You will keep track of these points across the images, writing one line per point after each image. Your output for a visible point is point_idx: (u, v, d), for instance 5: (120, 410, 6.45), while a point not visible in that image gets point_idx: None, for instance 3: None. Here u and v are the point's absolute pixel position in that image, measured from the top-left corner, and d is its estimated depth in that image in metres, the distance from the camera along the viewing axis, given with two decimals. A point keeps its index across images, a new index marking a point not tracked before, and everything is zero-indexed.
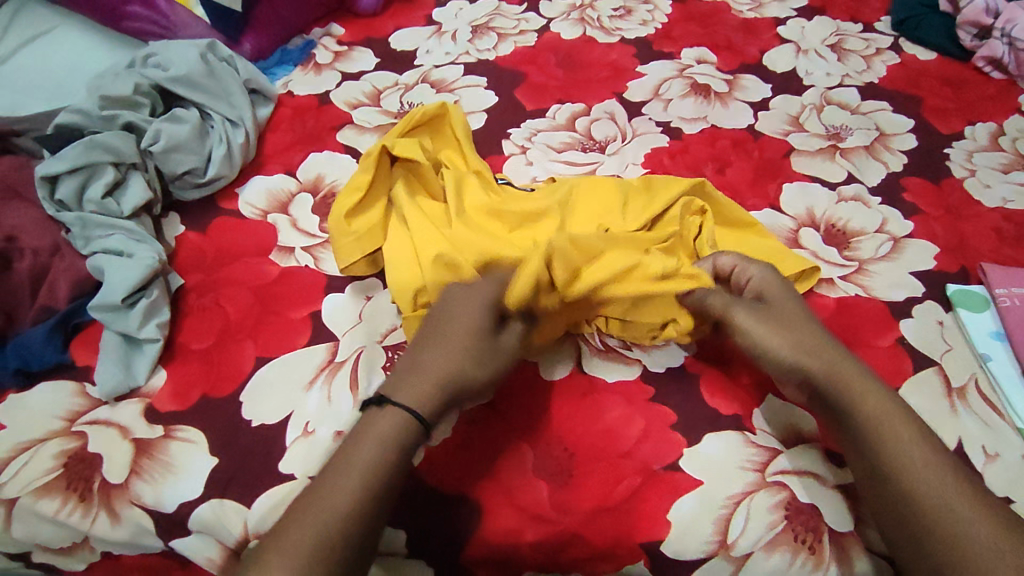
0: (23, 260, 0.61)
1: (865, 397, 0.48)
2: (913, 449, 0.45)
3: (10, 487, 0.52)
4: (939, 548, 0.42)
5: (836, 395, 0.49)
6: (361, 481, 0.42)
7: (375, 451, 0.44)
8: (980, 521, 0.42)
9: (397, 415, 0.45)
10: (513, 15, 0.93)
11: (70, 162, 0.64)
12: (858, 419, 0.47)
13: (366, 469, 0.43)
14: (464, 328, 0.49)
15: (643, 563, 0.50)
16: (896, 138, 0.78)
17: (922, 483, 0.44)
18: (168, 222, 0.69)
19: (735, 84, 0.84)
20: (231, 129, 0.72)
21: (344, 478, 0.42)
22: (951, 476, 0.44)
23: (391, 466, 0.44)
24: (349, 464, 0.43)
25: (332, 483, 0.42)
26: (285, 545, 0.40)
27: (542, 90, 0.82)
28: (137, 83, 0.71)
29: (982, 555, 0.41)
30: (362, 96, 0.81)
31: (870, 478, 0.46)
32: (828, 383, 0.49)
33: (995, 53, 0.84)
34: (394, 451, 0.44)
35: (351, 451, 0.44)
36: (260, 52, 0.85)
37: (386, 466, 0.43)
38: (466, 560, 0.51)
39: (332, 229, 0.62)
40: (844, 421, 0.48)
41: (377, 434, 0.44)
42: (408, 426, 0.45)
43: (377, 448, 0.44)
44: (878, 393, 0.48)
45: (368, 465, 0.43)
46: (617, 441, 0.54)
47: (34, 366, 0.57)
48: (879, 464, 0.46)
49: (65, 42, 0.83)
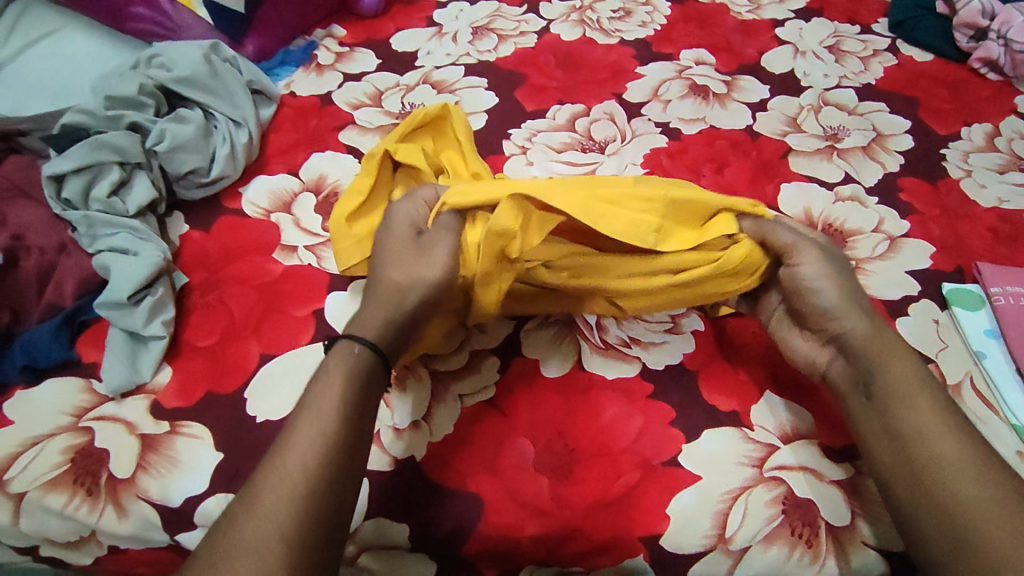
0: (30, 258, 0.62)
1: (893, 365, 0.51)
2: (935, 417, 0.48)
3: (18, 482, 0.52)
4: (948, 501, 0.44)
5: (866, 358, 0.52)
6: (329, 418, 0.44)
7: (334, 385, 0.46)
8: (997, 488, 0.44)
9: (346, 350, 0.48)
10: (513, 16, 0.94)
11: (76, 161, 0.64)
12: (882, 384, 0.50)
13: (332, 405, 0.45)
14: (402, 258, 0.52)
15: (643, 557, 0.51)
16: (893, 138, 0.79)
17: (944, 450, 0.46)
18: (172, 221, 0.69)
19: (733, 85, 0.84)
20: (234, 129, 0.73)
21: (310, 416, 0.44)
22: (972, 447, 0.46)
23: (352, 394, 0.46)
24: (314, 403, 0.45)
25: (300, 425, 0.44)
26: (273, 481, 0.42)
27: (542, 91, 0.83)
28: (142, 84, 0.72)
29: (1001, 516, 0.42)
30: (364, 97, 0.82)
31: (892, 443, 0.48)
32: (862, 348, 0.52)
33: (991, 55, 0.84)
34: (350, 380, 0.47)
35: (316, 393, 0.46)
36: (263, 53, 0.86)
37: (350, 399, 0.46)
38: (468, 553, 0.52)
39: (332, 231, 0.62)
40: (870, 382, 0.51)
41: (337, 371, 0.47)
42: (358, 354, 0.48)
43: (334, 386, 0.46)
44: (904, 361, 0.51)
45: (331, 398, 0.45)
46: (617, 437, 0.55)
47: (42, 363, 0.57)
48: (901, 430, 0.48)
49: (70, 43, 0.84)
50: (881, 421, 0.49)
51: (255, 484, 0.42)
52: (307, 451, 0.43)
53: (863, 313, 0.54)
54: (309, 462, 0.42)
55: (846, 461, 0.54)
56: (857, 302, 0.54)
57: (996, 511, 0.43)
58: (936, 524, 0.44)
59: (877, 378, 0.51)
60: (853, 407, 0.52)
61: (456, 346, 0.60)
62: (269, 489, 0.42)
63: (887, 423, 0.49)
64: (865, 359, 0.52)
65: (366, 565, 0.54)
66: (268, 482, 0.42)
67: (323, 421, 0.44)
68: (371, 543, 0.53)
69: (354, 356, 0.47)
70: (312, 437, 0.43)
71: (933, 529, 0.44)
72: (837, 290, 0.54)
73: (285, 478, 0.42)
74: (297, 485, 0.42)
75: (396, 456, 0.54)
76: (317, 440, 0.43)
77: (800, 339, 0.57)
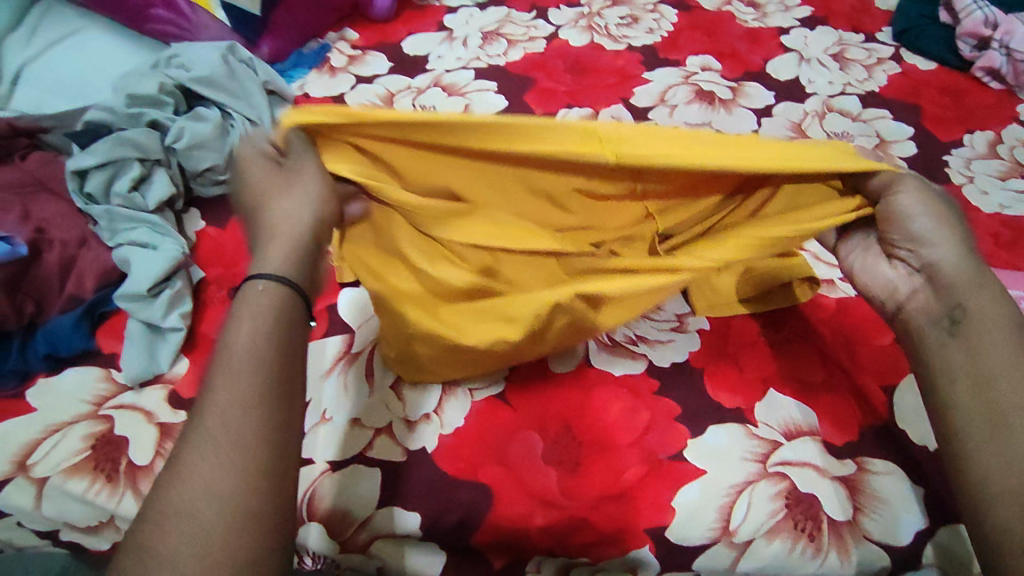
0: (53, 250, 0.63)
1: (990, 313, 0.46)
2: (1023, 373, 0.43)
3: (41, 466, 0.54)
4: None
5: (954, 291, 0.47)
6: (259, 361, 0.38)
7: (259, 327, 0.39)
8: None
9: (271, 292, 0.41)
10: (523, 22, 0.95)
11: (99, 156, 0.66)
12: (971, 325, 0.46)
13: (256, 342, 0.38)
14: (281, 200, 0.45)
15: (648, 549, 0.52)
16: (896, 145, 0.80)
17: None
18: (188, 217, 0.71)
19: (739, 92, 0.86)
20: (251, 128, 0.75)
21: (230, 365, 0.37)
22: None
23: (285, 341, 0.39)
24: (235, 349, 0.38)
25: (220, 378, 0.37)
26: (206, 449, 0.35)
27: (550, 95, 0.85)
28: (161, 83, 0.74)
29: None
30: (376, 99, 0.84)
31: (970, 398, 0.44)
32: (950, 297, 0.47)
33: (993, 64, 0.86)
34: (280, 324, 0.40)
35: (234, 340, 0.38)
36: (277, 54, 0.88)
37: (279, 335, 0.39)
38: (477, 543, 0.53)
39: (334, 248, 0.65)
40: (956, 319, 0.46)
41: (260, 310, 0.40)
42: (286, 299, 0.41)
43: (255, 325, 0.39)
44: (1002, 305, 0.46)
45: (258, 342, 0.38)
46: (623, 432, 0.56)
47: (63, 352, 0.59)
48: (988, 373, 0.44)
49: (89, 43, 0.86)
50: (970, 361, 0.45)
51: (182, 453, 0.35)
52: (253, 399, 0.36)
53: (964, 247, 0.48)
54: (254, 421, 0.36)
55: (850, 456, 0.55)
56: (961, 244, 0.48)
57: None
58: (1010, 471, 0.40)
59: (968, 314, 0.46)
60: (933, 344, 0.47)
61: None
62: (200, 450, 0.35)
63: (968, 371, 0.44)
64: (956, 292, 0.47)
65: (378, 554, 0.54)
66: (200, 440, 0.35)
67: (257, 364, 0.37)
68: (382, 530, 0.53)
69: (278, 291, 0.41)
70: (242, 390, 0.37)
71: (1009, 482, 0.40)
72: (949, 237, 0.48)
73: (225, 430, 0.35)
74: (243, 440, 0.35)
75: (408, 447, 0.55)
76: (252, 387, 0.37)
77: (889, 267, 0.52)
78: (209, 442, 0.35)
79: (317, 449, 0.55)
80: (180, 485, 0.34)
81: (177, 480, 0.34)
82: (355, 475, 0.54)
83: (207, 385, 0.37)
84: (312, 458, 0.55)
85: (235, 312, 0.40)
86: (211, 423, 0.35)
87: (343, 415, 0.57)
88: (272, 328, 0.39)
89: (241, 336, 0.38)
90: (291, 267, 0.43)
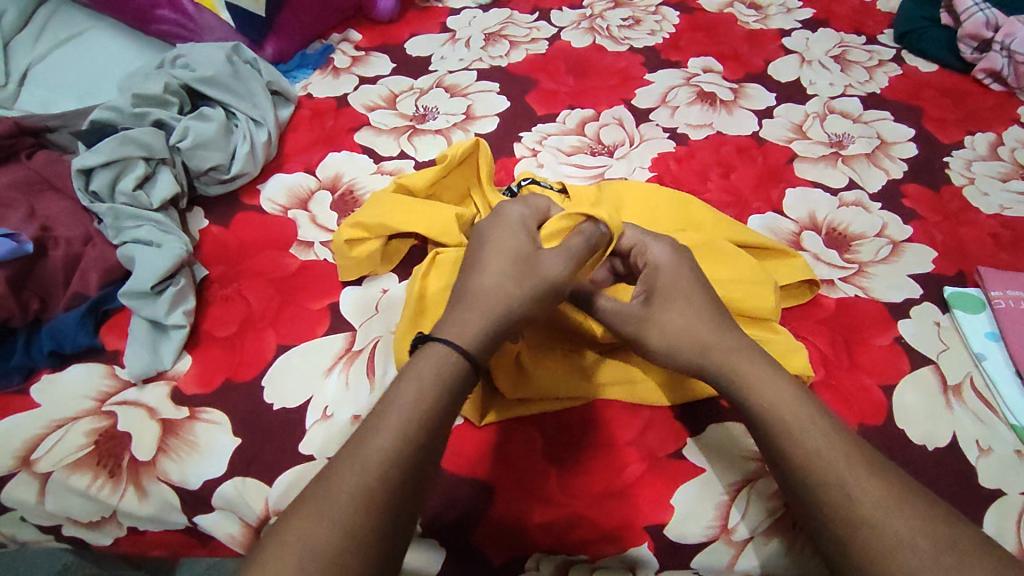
0: (58, 248, 0.64)
1: (765, 386, 0.47)
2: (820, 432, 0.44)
3: (45, 461, 0.54)
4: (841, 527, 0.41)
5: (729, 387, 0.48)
6: (403, 426, 0.40)
7: (424, 387, 0.42)
8: (883, 491, 0.41)
9: (440, 354, 0.44)
10: (525, 24, 0.96)
11: (105, 155, 0.67)
12: (751, 405, 0.47)
13: (406, 410, 0.41)
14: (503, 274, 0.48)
15: (647, 546, 0.52)
16: (896, 146, 0.80)
17: (827, 467, 0.43)
18: (192, 216, 0.72)
19: (740, 93, 0.86)
20: (254, 128, 0.76)
21: (391, 417, 0.40)
22: (854, 450, 0.43)
23: (439, 407, 0.42)
24: (388, 407, 0.41)
25: (367, 433, 0.40)
26: (335, 485, 0.38)
27: (551, 96, 0.85)
28: (166, 83, 0.74)
29: (915, 526, 0.40)
30: (379, 100, 0.84)
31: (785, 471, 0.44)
32: (721, 371, 0.49)
33: (995, 66, 0.86)
34: (443, 390, 0.42)
35: (395, 398, 0.42)
36: (281, 56, 0.88)
37: (435, 398, 0.42)
38: (478, 540, 0.53)
39: (336, 248, 0.63)
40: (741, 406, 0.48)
41: (429, 370, 0.43)
42: (454, 365, 0.43)
43: (419, 392, 0.42)
44: (773, 378, 0.47)
45: (418, 401, 0.41)
46: (622, 430, 0.56)
47: (68, 348, 0.59)
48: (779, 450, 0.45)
49: (96, 43, 0.86)
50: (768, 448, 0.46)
51: (320, 481, 0.39)
52: (392, 452, 0.39)
53: (723, 330, 0.50)
54: (386, 473, 0.39)
55: None
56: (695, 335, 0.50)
57: (891, 520, 0.40)
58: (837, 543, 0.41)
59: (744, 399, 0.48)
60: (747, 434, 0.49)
61: None
62: (332, 495, 0.38)
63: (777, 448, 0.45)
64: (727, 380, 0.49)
65: None
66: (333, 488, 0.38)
67: (402, 422, 0.40)
68: None
69: (444, 361, 0.43)
70: (379, 451, 0.39)
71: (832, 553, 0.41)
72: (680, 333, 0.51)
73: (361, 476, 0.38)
74: (371, 486, 0.38)
75: None
76: (401, 442, 0.40)
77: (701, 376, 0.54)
78: (343, 478, 0.38)
79: (318, 446, 0.55)
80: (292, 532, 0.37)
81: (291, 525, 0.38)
82: None
83: (367, 422, 0.41)
84: (311, 455, 0.55)
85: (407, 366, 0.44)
86: (355, 466, 0.39)
87: (344, 412, 0.57)
88: (428, 397, 0.42)
89: (408, 392, 0.41)
90: (471, 338, 0.45)
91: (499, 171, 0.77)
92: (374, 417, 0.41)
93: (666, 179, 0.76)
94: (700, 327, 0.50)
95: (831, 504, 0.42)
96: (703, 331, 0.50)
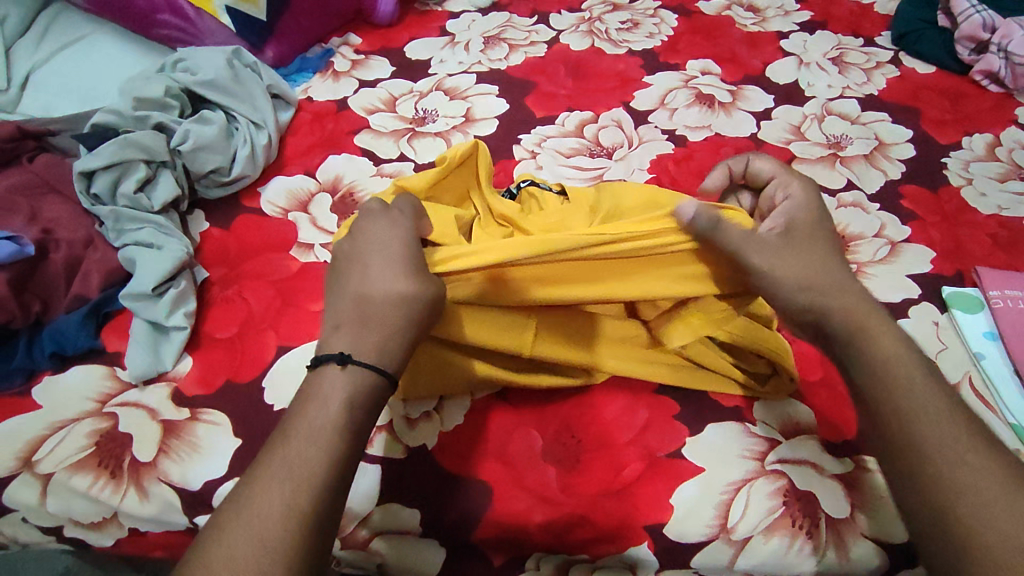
0: (59, 250, 0.64)
1: (881, 335, 0.47)
2: (922, 383, 0.45)
3: (46, 462, 0.54)
4: (938, 484, 0.42)
5: (842, 331, 0.48)
6: (329, 441, 0.41)
7: (340, 412, 0.42)
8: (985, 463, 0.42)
9: (359, 376, 0.43)
10: (524, 27, 0.96)
11: (106, 158, 0.67)
12: (868, 350, 0.47)
13: (332, 426, 0.42)
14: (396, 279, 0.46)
15: (647, 545, 0.52)
16: (894, 147, 0.80)
17: (930, 426, 0.43)
18: (193, 219, 0.72)
19: (738, 95, 0.87)
20: (254, 131, 0.76)
21: (307, 443, 0.41)
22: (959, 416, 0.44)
23: (356, 430, 0.42)
24: (311, 423, 0.42)
25: (290, 443, 0.41)
26: (253, 516, 0.38)
27: (551, 99, 0.86)
28: (167, 87, 0.75)
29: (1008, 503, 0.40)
30: (379, 103, 0.85)
31: (879, 435, 0.45)
32: (840, 316, 0.48)
33: (992, 67, 0.86)
34: (358, 413, 0.43)
35: (312, 417, 0.42)
36: (281, 60, 0.89)
37: (354, 421, 0.42)
38: (478, 539, 0.53)
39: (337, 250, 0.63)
40: (844, 352, 0.48)
41: (341, 395, 0.43)
42: (373, 387, 0.44)
43: (339, 415, 0.42)
44: (885, 329, 0.48)
45: (335, 426, 0.42)
46: (621, 430, 0.56)
47: (69, 350, 0.60)
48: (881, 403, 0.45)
49: (98, 48, 0.87)
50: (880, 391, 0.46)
51: (236, 506, 0.39)
52: (312, 480, 0.40)
53: (834, 271, 0.50)
54: (305, 501, 0.39)
55: (848, 455, 0.55)
56: (817, 278, 0.49)
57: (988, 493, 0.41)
58: (921, 497, 0.42)
59: (858, 347, 0.48)
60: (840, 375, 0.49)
61: None
62: (247, 526, 0.38)
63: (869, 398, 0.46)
64: (843, 329, 0.48)
65: (378, 551, 0.54)
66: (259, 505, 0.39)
67: (319, 447, 0.41)
68: (382, 526, 0.53)
69: (365, 382, 0.43)
70: (312, 462, 0.40)
71: (921, 507, 0.42)
72: (797, 279, 0.49)
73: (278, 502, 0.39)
74: (294, 514, 0.39)
75: (409, 445, 0.56)
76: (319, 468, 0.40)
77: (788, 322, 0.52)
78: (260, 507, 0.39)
79: None
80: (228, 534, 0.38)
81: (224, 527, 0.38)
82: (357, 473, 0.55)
83: (274, 443, 0.41)
84: None
85: (317, 386, 0.43)
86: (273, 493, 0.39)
87: None
88: (349, 412, 0.42)
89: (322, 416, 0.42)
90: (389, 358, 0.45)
91: (498, 174, 0.77)
92: (288, 440, 0.41)
93: (664, 181, 0.76)
94: (818, 272, 0.50)
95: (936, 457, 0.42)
96: (819, 270, 0.50)
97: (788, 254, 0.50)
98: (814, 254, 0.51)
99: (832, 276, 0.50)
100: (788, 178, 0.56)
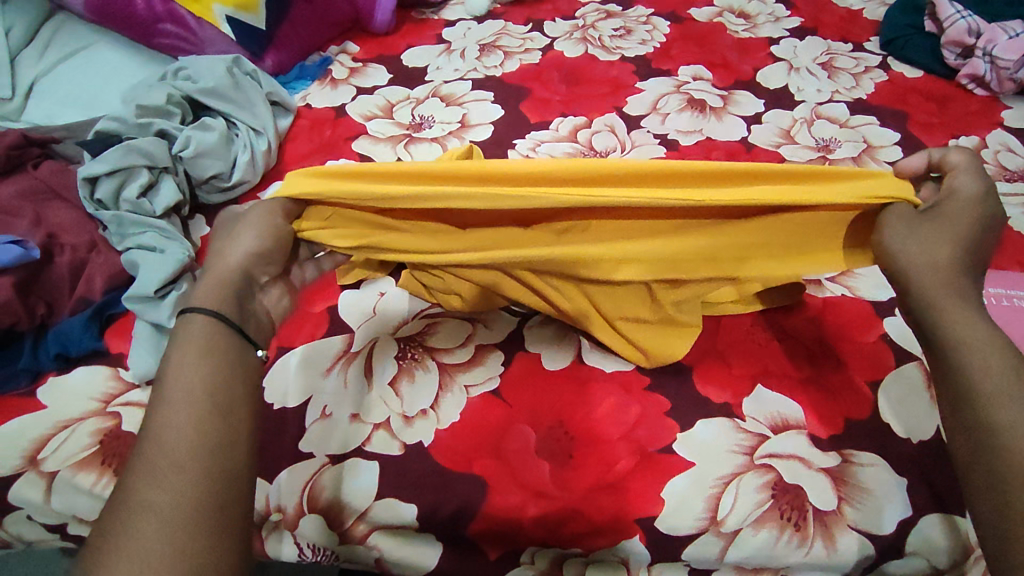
0: (63, 255, 0.66)
1: (961, 318, 0.44)
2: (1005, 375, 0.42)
3: (51, 461, 0.56)
4: (1006, 474, 0.40)
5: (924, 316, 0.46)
6: (197, 389, 0.42)
7: (194, 358, 0.43)
8: None
9: (199, 325, 0.45)
10: (519, 34, 0.98)
11: (109, 164, 0.69)
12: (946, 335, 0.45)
13: (191, 371, 0.43)
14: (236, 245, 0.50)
15: (638, 539, 0.53)
16: (882, 150, 0.82)
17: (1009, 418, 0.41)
18: (194, 224, 0.74)
19: (729, 100, 0.89)
20: (254, 137, 0.77)
21: (173, 396, 0.41)
22: None
23: (217, 371, 0.43)
24: (171, 378, 0.42)
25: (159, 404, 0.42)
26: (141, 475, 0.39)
27: (545, 104, 0.87)
28: (170, 94, 0.77)
29: None
30: (376, 109, 0.86)
31: (955, 419, 0.43)
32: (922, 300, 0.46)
33: (978, 71, 0.88)
34: (212, 354, 0.44)
35: (170, 375, 0.43)
36: (280, 68, 0.91)
37: (213, 362, 0.44)
38: (472, 534, 0.54)
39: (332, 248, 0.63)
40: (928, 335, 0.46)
41: (194, 344, 0.44)
42: (213, 329, 0.45)
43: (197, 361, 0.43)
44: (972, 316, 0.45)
45: (194, 372, 0.43)
46: (613, 426, 0.58)
47: (73, 351, 0.61)
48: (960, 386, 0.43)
49: (100, 57, 0.88)
50: (951, 381, 0.44)
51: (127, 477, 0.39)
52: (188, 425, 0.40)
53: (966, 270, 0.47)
54: (183, 443, 0.40)
55: (835, 449, 0.56)
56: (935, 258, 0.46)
57: None
58: (985, 485, 0.41)
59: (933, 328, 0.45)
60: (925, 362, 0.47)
61: (462, 340, 0.64)
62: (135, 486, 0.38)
63: (951, 386, 0.44)
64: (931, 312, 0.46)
65: (376, 544, 0.55)
66: (147, 469, 0.39)
67: (186, 395, 0.42)
68: (380, 520, 0.55)
69: (209, 324, 0.45)
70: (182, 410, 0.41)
71: (985, 496, 0.41)
72: (931, 253, 0.46)
73: (162, 451, 0.39)
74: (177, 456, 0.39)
75: (405, 442, 0.57)
76: (190, 411, 0.41)
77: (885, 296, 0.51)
78: (148, 463, 0.39)
79: (317, 445, 0.57)
80: (129, 501, 0.38)
81: (123, 497, 0.38)
82: (354, 468, 0.56)
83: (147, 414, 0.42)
84: (311, 453, 0.57)
85: (170, 352, 0.44)
86: (153, 449, 0.39)
87: (342, 411, 0.59)
88: (204, 355, 0.44)
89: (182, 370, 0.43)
90: (223, 302, 0.47)
91: None
92: (154, 404, 0.42)
93: None
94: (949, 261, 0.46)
95: (1007, 448, 0.40)
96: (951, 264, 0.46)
97: (925, 233, 0.47)
98: (933, 237, 0.47)
99: (933, 257, 0.46)
100: (973, 175, 0.50)
